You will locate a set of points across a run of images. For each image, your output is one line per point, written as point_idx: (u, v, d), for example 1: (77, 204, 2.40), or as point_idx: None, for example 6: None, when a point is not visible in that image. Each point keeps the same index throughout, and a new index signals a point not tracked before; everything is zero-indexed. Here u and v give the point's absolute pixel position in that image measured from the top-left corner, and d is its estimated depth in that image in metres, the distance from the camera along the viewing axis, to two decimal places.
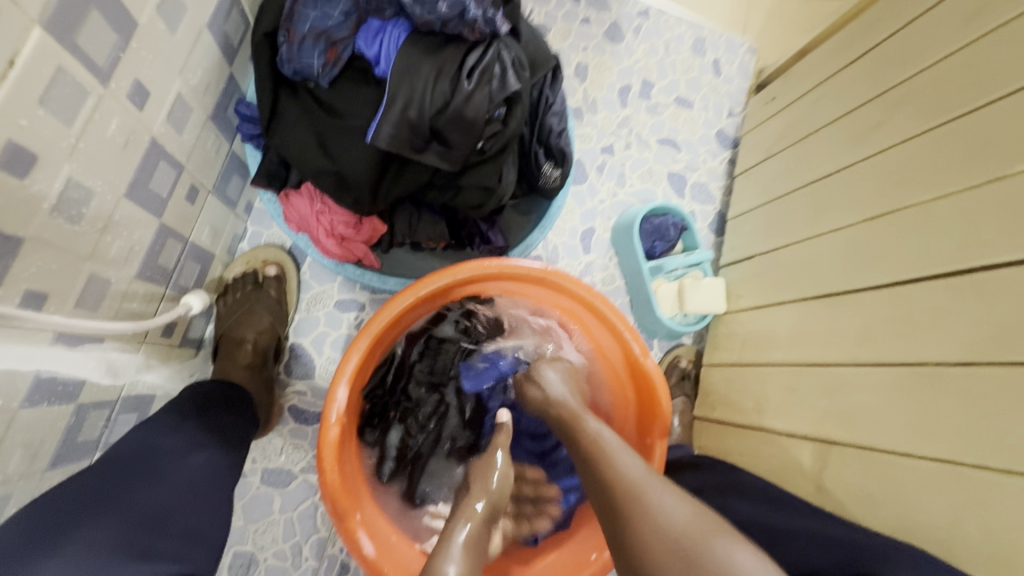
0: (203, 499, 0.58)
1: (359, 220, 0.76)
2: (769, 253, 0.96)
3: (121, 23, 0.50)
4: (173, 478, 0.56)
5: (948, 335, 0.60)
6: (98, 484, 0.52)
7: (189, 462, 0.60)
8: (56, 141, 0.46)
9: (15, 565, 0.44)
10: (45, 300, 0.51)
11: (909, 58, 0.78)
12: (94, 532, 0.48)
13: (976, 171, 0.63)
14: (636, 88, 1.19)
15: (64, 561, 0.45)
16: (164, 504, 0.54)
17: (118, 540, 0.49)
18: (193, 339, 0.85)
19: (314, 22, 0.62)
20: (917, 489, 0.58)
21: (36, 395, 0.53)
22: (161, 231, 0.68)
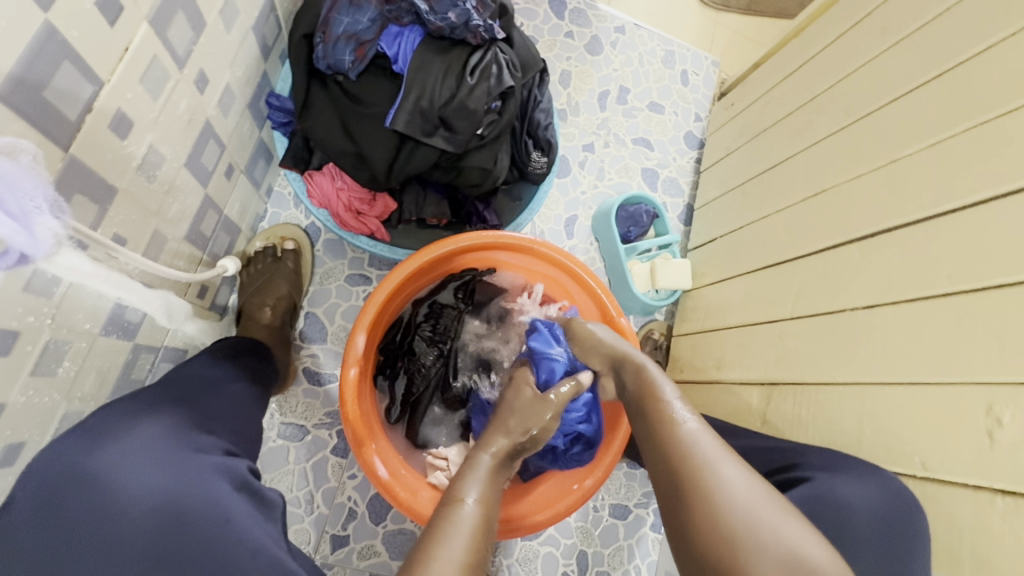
0: (242, 413, 0.70)
1: (373, 197, 0.90)
2: (728, 235, 1.11)
3: (195, 22, 0.62)
4: (226, 394, 0.68)
5: (860, 285, 0.74)
6: (165, 388, 0.63)
7: (229, 387, 0.71)
8: (146, 113, 0.58)
9: (114, 423, 0.55)
10: (125, 244, 0.62)
11: (836, 68, 0.94)
12: (172, 413, 0.60)
13: (882, 155, 0.78)
14: (614, 94, 1.34)
15: (153, 427, 0.56)
16: (216, 411, 0.66)
17: (190, 421, 0.60)
18: (219, 305, 0.95)
19: (347, 26, 0.75)
20: (836, 409, 0.72)
21: (110, 325, 0.64)
22: (204, 201, 0.79)
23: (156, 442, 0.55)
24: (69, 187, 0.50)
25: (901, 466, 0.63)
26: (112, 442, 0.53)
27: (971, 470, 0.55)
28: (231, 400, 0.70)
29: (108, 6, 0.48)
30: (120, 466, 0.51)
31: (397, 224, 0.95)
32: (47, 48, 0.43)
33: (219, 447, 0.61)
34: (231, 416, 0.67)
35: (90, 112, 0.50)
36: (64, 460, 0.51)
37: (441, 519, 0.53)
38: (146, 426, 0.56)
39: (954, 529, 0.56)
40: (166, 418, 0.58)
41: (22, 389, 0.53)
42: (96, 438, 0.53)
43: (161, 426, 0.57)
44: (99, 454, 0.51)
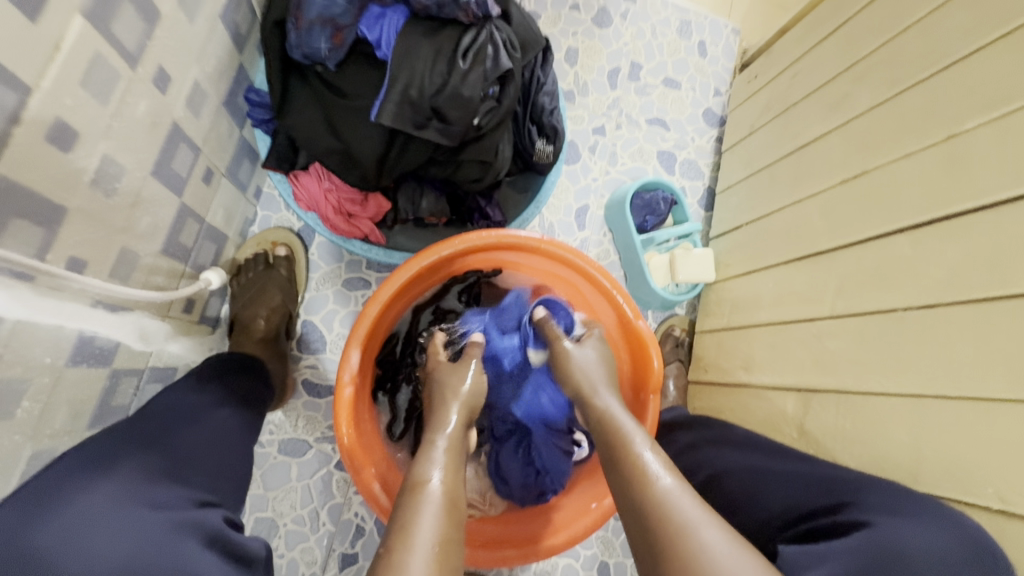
0: (227, 447, 0.64)
1: (364, 197, 0.82)
2: (755, 222, 1.02)
3: (147, 13, 0.55)
4: (202, 431, 0.62)
5: (914, 282, 0.65)
6: (133, 431, 0.57)
7: (216, 415, 0.65)
8: (94, 120, 0.51)
9: (58, 492, 0.48)
10: (86, 267, 0.56)
11: (877, 30, 0.83)
12: (131, 464, 0.53)
13: (938, 130, 0.68)
14: (625, 70, 1.23)
15: (108, 488, 0.50)
16: (194, 451, 0.60)
17: (153, 469, 0.54)
18: (210, 317, 0.90)
19: (321, 9, 0.66)
20: (886, 423, 0.64)
21: (78, 356, 0.58)
22: (181, 210, 0.73)
23: (108, 508, 0.48)
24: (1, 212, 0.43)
25: (970, 495, 0.54)
26: (64, 511, 0.46)
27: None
28: (214, 432, 0.63)
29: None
30: (76, 539, 0.45)
31: (393, 225, 0.88)
32: None
33: (189, 499, 0.54)
34: (214, 452, 0.62)
35: (19, 124, 0.43)
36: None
37: (405, 518, 0.48)
38: (100, 485, 0.50)
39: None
40: (123, 473, 0.52)
41: None
42: (45, 507, 0.46)
43: (115, 487, 0.50)
44: (48, 525, 0.45)
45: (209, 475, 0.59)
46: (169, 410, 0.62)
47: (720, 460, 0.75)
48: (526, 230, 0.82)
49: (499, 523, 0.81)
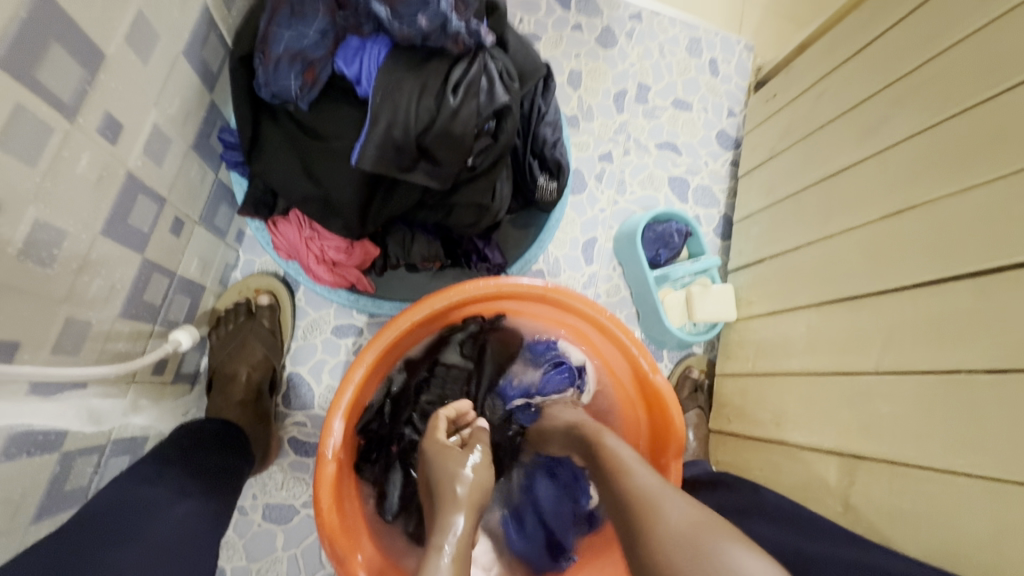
0: (184, 554, 0.56)
1: (350, 244, 0.74)
2: (780, 255, 0.93)
3: (86, 56, 0.48)
4: (150, 540, 0.53)
5: (980, 340, 0.56)
6: (59, 550, 0.49)
7: (171, 510, 0.57)
8: (19, 183, 0.44)
9: None
10: (18, 347, 0.49)
11: (914, 47, 0.75)
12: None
13: (996, 162, 0.59)
14: (633, 92, 1.16)
15: None
16: (134, 568, 0.51)
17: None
18: (187, 373, 0.82)
19: (290, 43, 0.59)
20: (954, 506, 0.55)
21: (13, 448, 0.50)
22: (145, 266, 0.66)
23: None
24: None
25: None
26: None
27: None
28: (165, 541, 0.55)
29: None
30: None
31: (382, 271, 0.80)
32: None
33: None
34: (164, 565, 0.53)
35: None
36: None
37: None
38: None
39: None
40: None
41: None
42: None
43: None
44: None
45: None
46: (116, 509, 0.55)
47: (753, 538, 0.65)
48: (529, 277, 0.74)
49: None
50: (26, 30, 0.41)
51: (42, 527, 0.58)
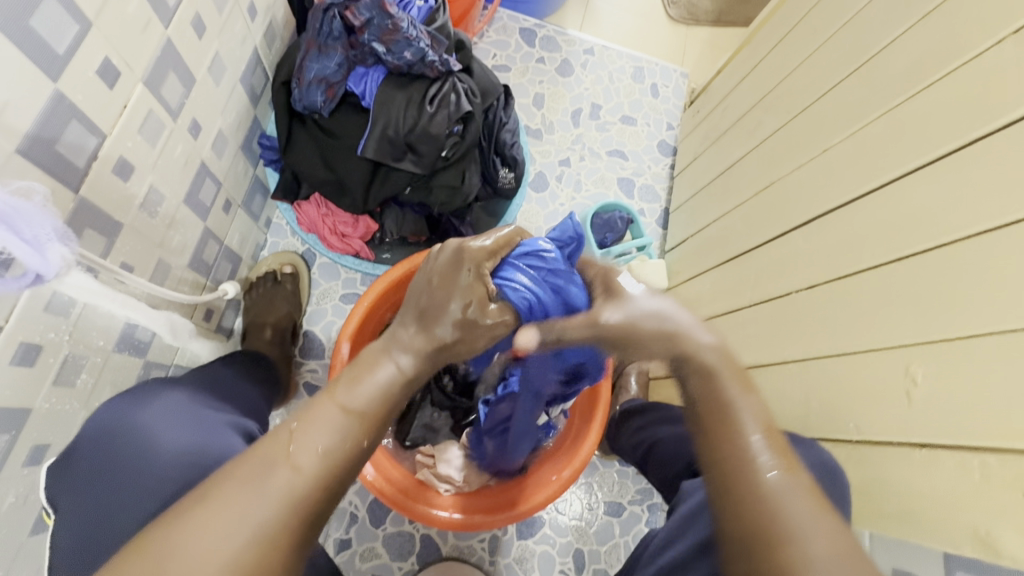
0: (252, 401, 0.77)
1: (355, 219, 0.99)
2: (698, 233, 1.17)
3: (186, 79, 0.73)
4: (239, 388, 0.77)
5: (804, 270, 0.80)
6: (190, 377, 0.72)
7: (246, 383, 0.80)
8: (145, 158, 0.68)
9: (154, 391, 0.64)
10: (132, 271, 0.72)
11: (779, 70, 1.02)
12: (190, 389, 0.68)
13: (818, 144, 0.85)
14: (587, 111, 1.42)
15: (185, 395, 0.66)
16: (227, 395, 0.73)
17: (204, 395, 0.69)
18: (225, 328, 1.05)
19: (317, 71, 0.84)
20: (788, 385, 0.78)
21: (122, 343, 0.73)
22: (204, 233, 0.89)
23: (184, 403, 0.64)
24: (80, 224, 0.59)
25: (839, 433, 0.67)
26: (143, 406, 0.61)
27: (889, 429, 0.60)
28: (244, 392, 0.77)
29: (107, 72, 0.58)
30: (157, 420, 0.59)
31: (381, 242, 1.04)
32: (59, 109, 0.53)
33: (230, 411, 0.68)
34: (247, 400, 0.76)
35: (95, 159, 0.60)
36: (116, 411, 0.59)
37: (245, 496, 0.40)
38: (171, 394, 0.64)
39: (877, 486, 0.60)
40: (189, 392, 0.67)
41: (45, 397, 0.62)
42: (131, 403, 0.61)
43: (190, 395, 0.66)
44: (138, 413, 0.59)
45: (243, 411, 0.72)
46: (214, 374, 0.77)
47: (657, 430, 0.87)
48: None
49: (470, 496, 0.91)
50: (159, 62, 0.66)
51: None
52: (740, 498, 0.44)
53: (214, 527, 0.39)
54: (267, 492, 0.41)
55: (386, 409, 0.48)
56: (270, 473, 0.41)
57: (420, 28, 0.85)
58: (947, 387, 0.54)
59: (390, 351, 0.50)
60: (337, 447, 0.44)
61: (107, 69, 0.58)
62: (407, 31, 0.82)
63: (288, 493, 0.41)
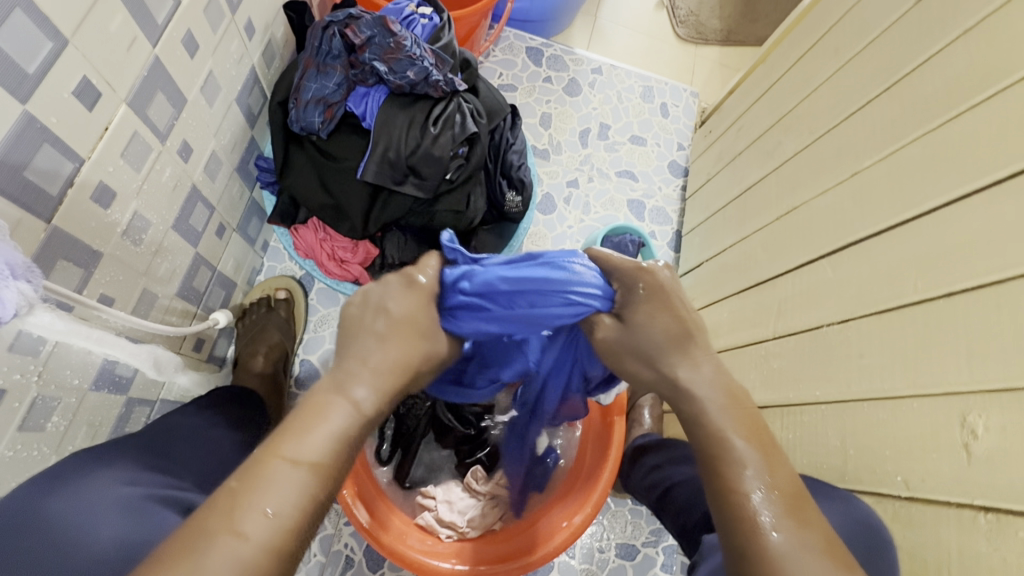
0: (219, 462, 0.71)
1: (354, 244, 0.94)
2: (714, 258, 1.12)
3: (177, 100, 0.69)
4: (196, 445, 0.71)
5: (835, 302, 0.75)
6: (132, 441, 0.65)
7: (211, 433, 0.74)
8: (129, 184, 0.64)
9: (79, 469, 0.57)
10: (113, 303, 0.67)
11: (797, 91, 0.99)
12: (139, 458, 0.63)
13: (844, 169, 0.81)
14: (595, 131, 1.38)
15: (115, 470, 0.59)
16: (185, 459, 0.67)
17: (154, 464, 0.63)
18: (216, 356, 1.00)
19: (315, 92, 0.80)
20: (822, 427, 0.72)
21: (100, 381, 0.68)
22: (196, 259, 0.85)
23: (115, 482, 0.57)
24: (51, 255, 0.55)
25: (884, 487, 0.62)
26: (78, 482, 0.56)
27: (941, 485, 0.55)
28: (205, 450, 0.71)
29: (85, 94, 0.54)
30: (93, 498, 0.54)
31: (379, 269, 0.96)
32: (29, 132, 0.49)
33: (180, 484, 0.63)
34: (203, 460, 0.69)
35: (72, 186, 0.55)
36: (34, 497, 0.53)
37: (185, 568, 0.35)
38: (101, 473, 0.58)
39: (931, 548, 0.56)
40: (122, 466, 0.60)
41: (9, 444, 0.56)
42: (53, 487, 0.54)
43: (123, 469, 0.60)
44: (58, 500, 0.53)
45: (194, 479, 0.66)
46: (173, 430, 0.71)
47: (676, 472, 0.81)
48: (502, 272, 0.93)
49: (476, 543, 0.85)
50: (145, 82, 0.62)
51: None
52: (747, 558, 0.44)
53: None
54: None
55: (346, 461, 0.44)
56: (209, 545, 0.36)
57: (423, 47, 0.81)
58: (1011, 444, 0.49)
59: (344, 391, 0.46)
60: (289, 509, 0.40)
61: (85, 89, 0.54)
62: (410, 49, 0.79)
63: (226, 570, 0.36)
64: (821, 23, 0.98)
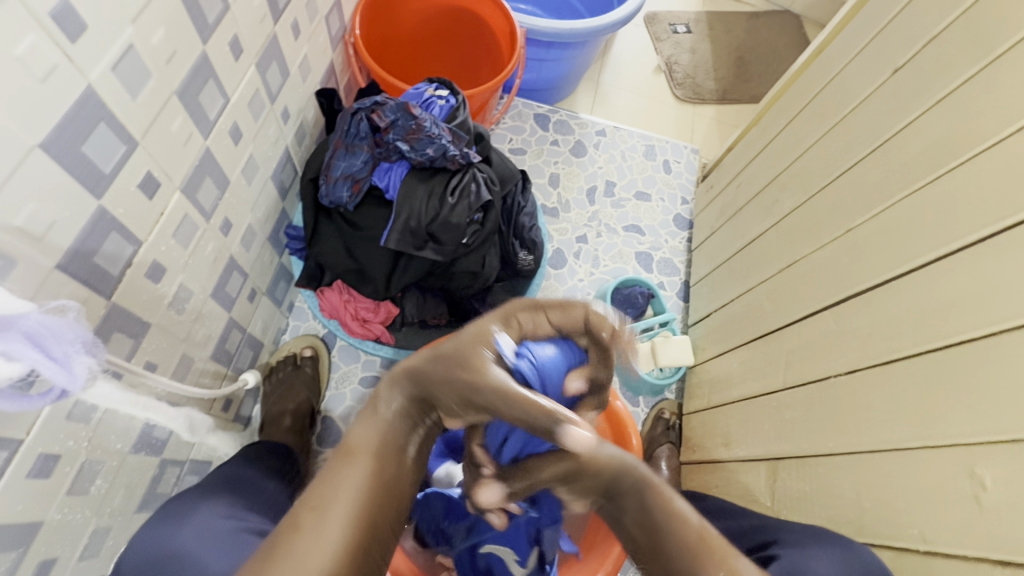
0: (284, 506, 0.75)
1: (377, 305, 1.00)
2: (722, 308, 1.16)
3: (221, 182, 0.76)
4: (262, 490, 0.75)
5: (843, 352, 0.77)
6: (217, 484, 0.71)
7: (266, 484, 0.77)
8: (177, 259, 0.70)
9: (181, 511, 0.64)
10: (156, 368, 0.72)
11: (789, 152, 1.06)
12: (222, 499, 0.68)
13: (838, 225, 0.85)
14: (601, 188, 1.45)
15: (213, 509, 0.65)
16: (259, 499, 0.72)
17: (237, 506, 0.68)
18: (243, 416, 1.03)
19: (344, 169, 0.87)
20: (837, 478, 0.72)
21: (139, 444, 0.72)
22: (229, 323, 0.90)
23: (214, 523, 0.63)
24: (109, 327, 0.60)
25: (902, 540, 0.62)
26: (177, 529, 0.61)
27: (957, 538, 0.55)
28: (272, 494, 0.76)
29: (148, 185, 0.61)
30: (194, 541, 0.60)
31: (401, 326, 1.04)
32: (100, 223, 0.55)
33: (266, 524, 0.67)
34: (276, 505, 0.74)
35: (130, 266, 0.61)
36: (157, 538, 0.60)
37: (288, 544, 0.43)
38: (199, 512, 0.64)
39: None
40: (217, 506, 0.66)
41: (57, 508, 0.60)
42: (162, 530, 0.61)
43: (213, 509, 0.65)
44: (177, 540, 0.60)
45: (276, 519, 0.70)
46: (235, 476, 0.75)
47: None
48: None
49: None
50: (197, 170, 0.69)
51: (142, 517, 0.77)
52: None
53: (300, 521, 0.44)
54: (304, 516, 0.44)
55: (393, 466, 0.48)
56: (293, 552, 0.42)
57: (441, 126, 0.89)
58: (1022, 497, 0.50)
59: (374, 402, 0.50)
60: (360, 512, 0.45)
61: (148, 181, 0.61)
62: (430, 130, 0.87)
63: (347, 480, 0.46)
64: (809, 88, 1.06)
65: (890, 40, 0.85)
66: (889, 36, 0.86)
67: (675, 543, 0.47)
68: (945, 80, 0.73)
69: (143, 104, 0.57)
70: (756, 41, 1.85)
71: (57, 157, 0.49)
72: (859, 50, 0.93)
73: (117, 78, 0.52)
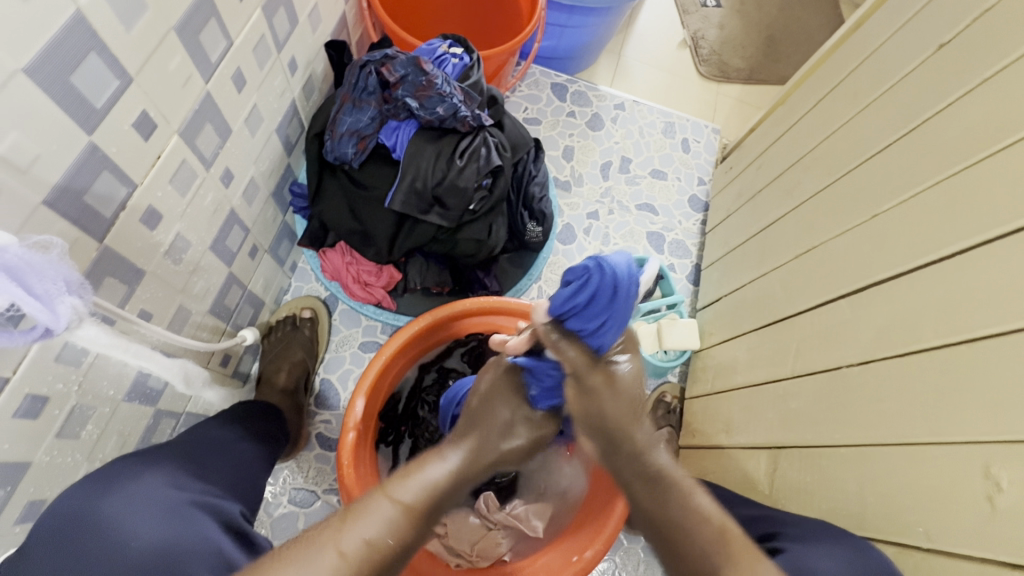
0: (248, 473, 0.75)
1: (379, 269, 0.98)
2: (733, 294, 1.12)
3: (223, 131, 0.74)
4: (226, 457, 0.73)
5: (857, 341, 0.75)
6: (172, 447, 0.69)
7: (239, 447, 0.77)
8: (175, 207, 0.68)
9: (122, 475, 0.60)
10: (151, 317, 0.71)
11: (816, 131, 1.01)
12: (169, 467, 0.64)
13: (862, 211, 0.82)
14: (616, 164, 1.41)
15: (157, 476, 0.62)
16: (217, 467, 0.71)
17: (187, 474, 0.65)
18: (241, 372, 1.03)
19: (350, 125, 0.84)
20: (840, 470, 0.71)
21: (133, 392, 0.71)
22: (229, 278, 0.89)
23: (154, 489, 0.60)
24: (99, 271, 0.59)
25: (905, 536, 0.60)
26: (110, 495, 0.57)
27: (963, 538, 0.54)
28: (237, 460, 0.75)
29: (144, 125, 0.59)
30: (127, 512, 0.56)
31: (403, 292, 1.02)
32: (91, 161, 0.53)
33: (210, 491, 0.66)
34: (236, 472, 0.73)
35: (124, 209, 0.60)
36: (81, 503, 0.56)
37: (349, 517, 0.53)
38: (145, 478, 0.61)
39: None
40: (165, 474, 0.63)
41: (46, 450, 0.60)
42: (97, 493, 0.57)
43: (162, 476, 0.62)
44: (107, 504, 0.56)
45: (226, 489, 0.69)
46: (206, 440, 0.74)
47: None
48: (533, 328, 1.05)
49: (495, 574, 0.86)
50: (196, 114, 0.67)
51: None
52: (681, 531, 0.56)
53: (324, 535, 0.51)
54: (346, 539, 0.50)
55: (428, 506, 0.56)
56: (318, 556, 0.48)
57: (452, 85, 0.86)
58: None
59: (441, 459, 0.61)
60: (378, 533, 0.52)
61: (144, 122, 0.59)
62: (441, 87, 0.84)
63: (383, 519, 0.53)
64: (843, 65, 1.00)
65: (933, 17, 0.80)
66: (935, 9, 0.80)
67: (694, 533, 0.55)
68: (995, 57, 0.68)
69: (138, 39, 0.54)
70: (789, 19, 1.76)
71: (42, 84, 0.46)
72: (898, 27, 0.87)
73: (110, 5, 0.50)
